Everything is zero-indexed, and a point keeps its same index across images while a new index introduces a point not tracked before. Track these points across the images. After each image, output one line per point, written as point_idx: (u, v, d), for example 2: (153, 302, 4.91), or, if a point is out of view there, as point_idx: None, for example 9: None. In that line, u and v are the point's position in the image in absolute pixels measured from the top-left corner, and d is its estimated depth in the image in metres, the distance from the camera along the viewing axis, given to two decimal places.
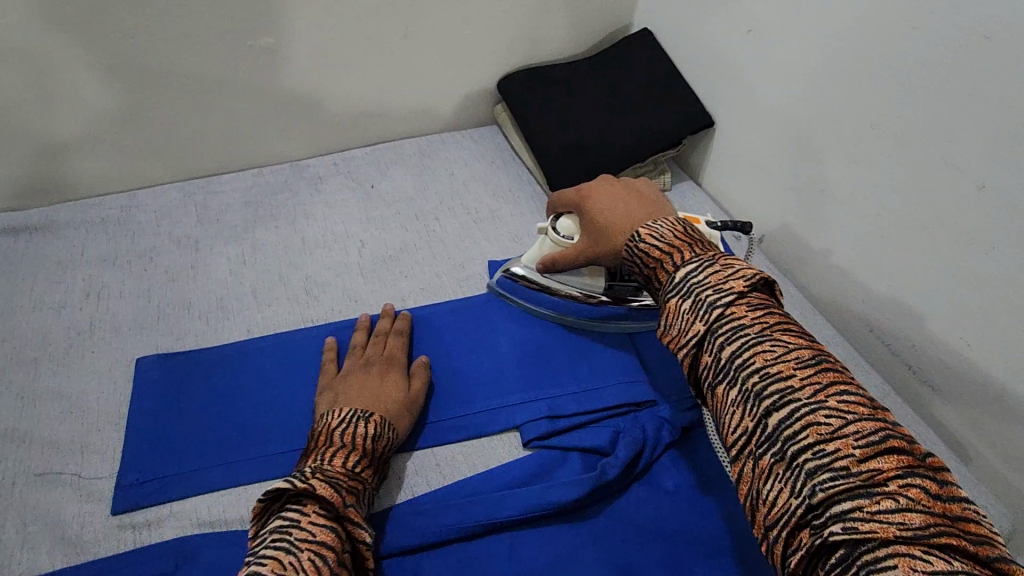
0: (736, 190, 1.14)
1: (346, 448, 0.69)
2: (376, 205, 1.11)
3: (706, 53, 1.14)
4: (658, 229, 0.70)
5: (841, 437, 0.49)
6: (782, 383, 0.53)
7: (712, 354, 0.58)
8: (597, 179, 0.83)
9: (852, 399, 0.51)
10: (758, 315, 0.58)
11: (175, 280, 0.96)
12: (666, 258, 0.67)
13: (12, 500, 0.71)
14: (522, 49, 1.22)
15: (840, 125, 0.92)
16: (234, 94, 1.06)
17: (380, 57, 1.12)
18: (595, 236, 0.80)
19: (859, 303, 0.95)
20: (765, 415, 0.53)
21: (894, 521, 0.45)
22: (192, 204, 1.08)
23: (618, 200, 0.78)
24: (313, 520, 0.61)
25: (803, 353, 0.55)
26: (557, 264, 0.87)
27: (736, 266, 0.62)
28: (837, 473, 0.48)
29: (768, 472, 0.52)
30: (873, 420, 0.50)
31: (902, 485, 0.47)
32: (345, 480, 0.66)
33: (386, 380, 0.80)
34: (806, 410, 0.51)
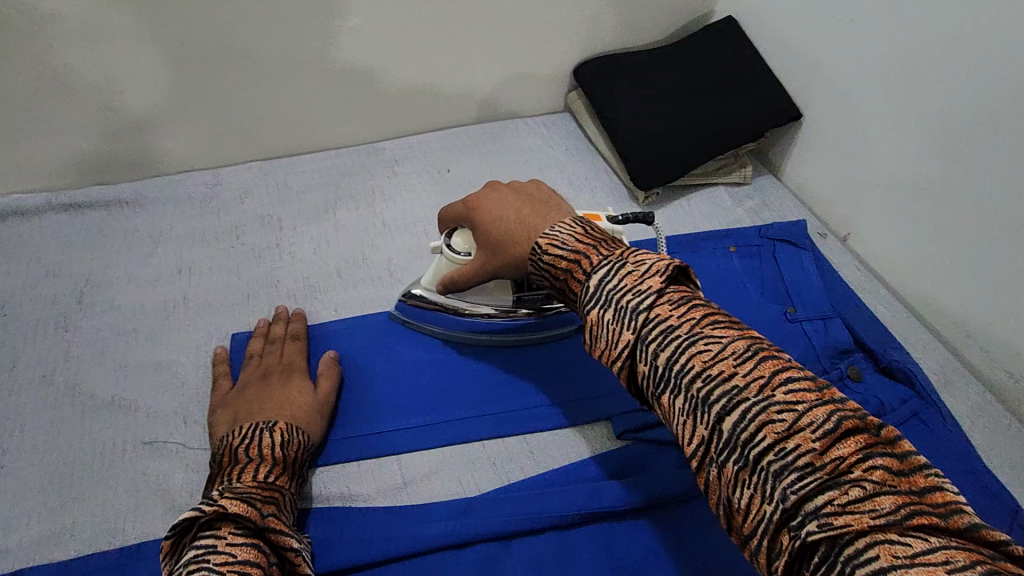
0: (822, 185, 1.11)
1: (255, 462, 0.67)
2: (451, 189, 1.11)
3: (793, 43, 1.11)
4: (558, 236, 0.63)
5: (798, 431, 0.43)
6: (724, 385, 0.47)
7: (648, 362, 0.52)
8: (483, 186, 0.77)
9: (799, 386, 0.45)
10: (684, 312, 0.52)
11: (260, 257, 0.97)
12: (575, 267, 0.60)
13: (122, 466, 0.73)
14: (601, 35, 1.20)
15: (942, 121, 0.88)
16: (316, 73, 1.07)
17: (462, 40, 1.11)
18: (492, 250, 0.73)
19: (955, 305, 0.91)
20: (717, 420, 0.47)
21: (865, 508, 0.40)
22: (274, 184, 1.09)
23: (510, 207, 0.72)
24: (229, 541, 0.57)
25: (738, 346, 0.48)
26: (460, 281, 0.79)
27: (648, 259, 0.56)
28: (804, 472, 0.42)
29: (733, 480, 0.46)
30: (824, 404, 0.44)
31: (865, 469, 0.41)
32: (260, 492, 0.63)
33: (289, 385, 0.77)
34: (756, 410, 0.45)
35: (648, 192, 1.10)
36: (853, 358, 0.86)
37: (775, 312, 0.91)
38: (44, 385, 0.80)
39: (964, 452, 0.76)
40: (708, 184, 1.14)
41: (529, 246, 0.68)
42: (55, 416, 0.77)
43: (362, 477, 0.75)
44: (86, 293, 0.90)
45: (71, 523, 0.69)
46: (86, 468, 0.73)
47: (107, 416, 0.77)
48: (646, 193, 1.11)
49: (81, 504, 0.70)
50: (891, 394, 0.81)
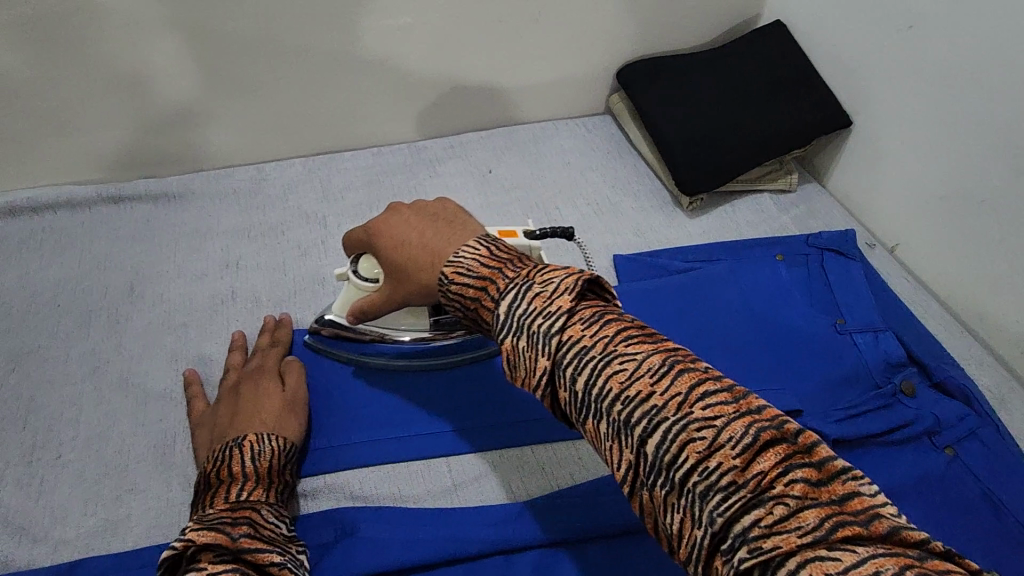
0: (870, 194, 1.09)
1: (228, 482, 0.64)
2: (493, 190, 1.11)
3: (844, 49, 1.09)
4: (462, 262, 0.56)
5: (719, 449, 0.40)
6: (643, 408, 0.43)
7: (562, 386, 0.47)
8: (386, 208, 0.70)
9: (716, 400, 0.42)
10: (595, 329, 0.47)
11: (306, 254, 0.98)
12: (482, 296, 0.54)
13: (175, 459, 0.74)
14: (645, 37, 1.19)
15: (1008, 132, 0.85)
16: (362, 70, 1.07)
17: (508, 40, 1.11)
18: (395, 279, 0.67)
19: (1011, 320, 0.89)
20: (639, 445, 0.43)
21: (789, 526, 0.37)
22: (317, 180, 1.09)
23: (411, 230, 0.65)
24: (208, 571, 0.53)
25: (653, 361, 0.44)
26: (368, 309, 0.73)
27: (556, 277, 0.50)
28: (728, 492, 0.39)
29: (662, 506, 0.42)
30: (742, 417, 0.41)
31: (786, 483, 0.38)
32: (231, 514, 0.60)
33: (257, 390, 0.75)
34: (677, 430, 0.42)
35: (693, 197, 1.08)
36: (906, 372, 0.85)
37: (824, 323, 0.90)
38: (99, 375, 0.81)
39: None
40: (752, 190, 1.13)
41: (432, 270, 0.61)
42: (109, 407, 0.78)
43: (413, 478, 0.75)
44: (135, 286, 0.91)
45: (126, 515, 0.69)
46: (139, 460, 0.73)
47: (159, 409, 0.78)
48: (691, 198, 1.08)
49: (135, 496, 0.71)
50: (946, 411, 0.79)
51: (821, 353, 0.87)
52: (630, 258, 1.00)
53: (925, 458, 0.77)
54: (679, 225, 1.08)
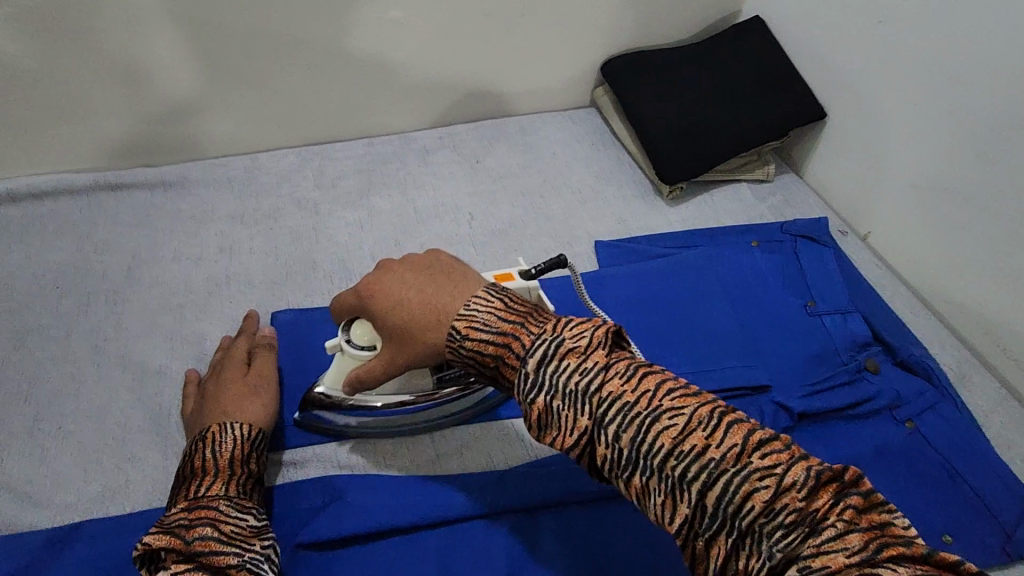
0: (844, 183, 1.13)
1: (193, 477, 0.67)
2: (481, 179, 1.14)
3: (820, 43, 1.12)
4: (476, 316, 0.58)
5: (784, 493, 0.45)
6: (700, 461, 0.47)
7: (613, 444, 0.50)
8: (374, 269, 0.68)
9: (770, 448, 0.46)
10: (637, 384, 0.51)
11: (298, 239, 1.01)
12: (506, 352, 0.56)
13: (172, 431, 0.77)
14: (630, 33, 1.23)
15: (972, 123, 0.90)
16: (355, 63, 1.10)
17: (496, 34, 1.14)
18: (397, 343, 0.64)
19: (974, 303, 0.93)
20: (699, 496, 0.47)
21: (839, 549, 0.42)
22: (310, 169, 1.13)
23: (407, 288, 0.63)
24: (171, 572, 0.58)
25: (702, 414, 0.49)
26: (367, 378, 0.70)
27: (585, 331, 0.54)
28: (788, 529, 0.44)
29: (726, 549, 0.46)
30: (796, 460, 0.46)
31: (837, 512, 0.44)
32: (190, 512, 0.63)
33: (221, 383, 0.76)
34: (737, 480, 0.46)
35: (673, 186, 1.12)
36: (871, 351, 0.89)
37: (795, 305, 0.94)
38: (99, 353, 0.84)
39: (981, 446, 0.79)
40: (731, 180, 1.16)
41: (438, 332, 0.60)
42: (108, 382, 0.82)
43: (398, 449, 0.79)
44: (133, 269, 0.95)
45: (126, 482, 0.73)
46: (137, 432, 0.77)
47: (156, 384, 0.82)
48: (671, 187, 1.12)
49: (134, 465, 0.74)
50: (906, 386, 0.84)
51: (792, 334, 0.90)
52: (611, 244, 1.04)
53: (888, 430, 0.81)
54: (659, 213, 1.11)
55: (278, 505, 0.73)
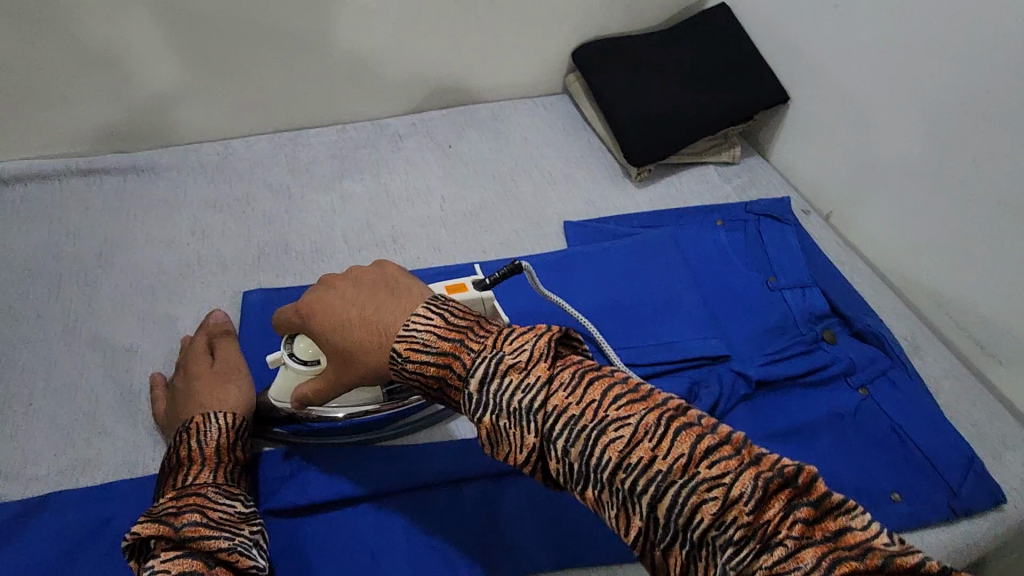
0: (807, 164, 1.16)
1: (179, 467, 0.68)
2: (453, 163, 1.16)
3: (783, 28, 1.15)
4: (417, 338, 0.59)
5: (732, 505, 0.46)
6: (647, 473, 0.49)
7: (563, 458, 0.52)
8: (315, 286, 0.68)
9: (718, 456, 0.48)
10: (583, 397, 0.53)
11: (271, 223, 1.02)
12: (449, 372, 0.57)
13: (142, 406, 0.79)
14: (600, 20, 1.25)
15: (923, 103, 0.93)
16: (327, 50, 1.11)
17: (467, 21, 1.16)
18: (341, 362, 0.65)
19: (928, 277, 0.97)
20: (649, 509, 0.48)
21: (791, 567, 0.43)
22: (284, 155, 1.14)
23: (351, 308, 0.64)
24: (160, 558, 0.57)
25: (649, 424, 0.50)
26: (314, 396, 0.70)
27: (527, 343, 0.56)
28: (736, 544, 0.45)
29: (682, 560, 0.48)
30: (746, 470, 0.47)
31: (787, 525, 0.44)
32: (179, 500, 0.63)
33: (192, 379, 0.77)
34: (684, 493, 0.47)
35: (641, 168, 1.14)
36: (827, 322, 0.93)
37: (757, 280, 0.97)
38: (71, 333, 0.85)
39: (928, 410, 0.82)
40: (698, 163, 1.19)
41: (382, 351, 0.62)
42: (79, 361, 0.83)
43: None
44: (105, 252, 0.96)
45: (96, 455, 0.74)
46: (107, 408, 0.78)
47: (127, 362, 0.83)
48: (639, 169, 1.15)
49: (104, 439, 0.76)
50: (860, 354, 0.87)
51: (752, 308, 0.93)
52: (579, 224, 1.06)
53: (843, 396, 0.84)
54: (628, 195, 1.14)
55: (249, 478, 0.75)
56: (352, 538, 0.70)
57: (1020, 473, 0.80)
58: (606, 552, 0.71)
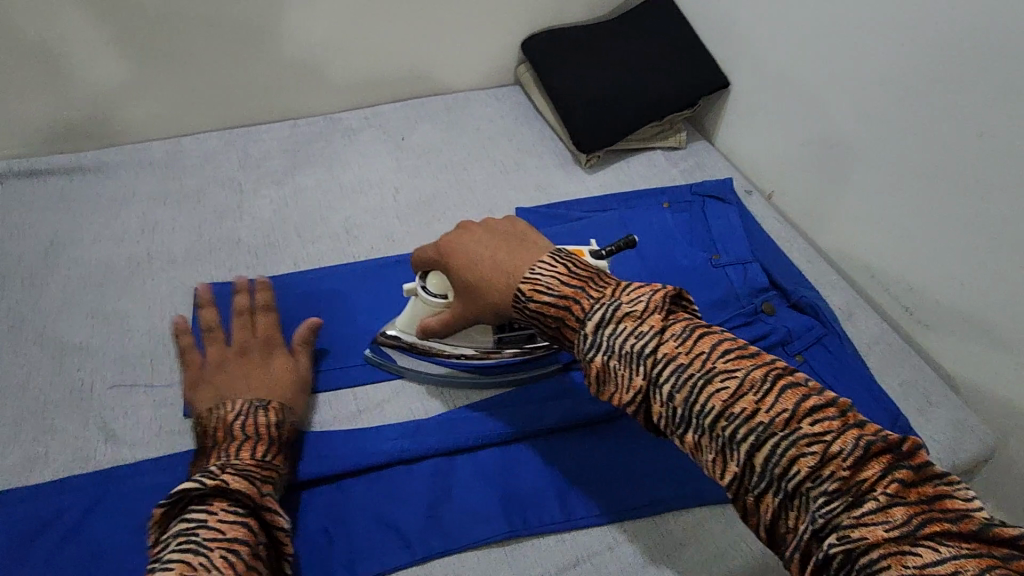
0: (748, 147, 1.20)
1: (250, 440, 0.72)
2: (405, 154, 1.17)
3: (721, 15, 1.19)
4: (541, 281, 0.67)
5: (829, 460, 0.51)
6: (749, 423, 0.54)
7: (668, 402, 0.59)
8: (455, 228, 0.77)
9: (820, 416, 0.53)
10: (693, 349, 0.59)
11: (223, 217, 1.02)
12: (567, 314, 0.65)
13: (91, 402, 0.78)
14: (546, 11, 1.28)
15: (846, 83, 0.98)
16: (275, 44, 1.12)
17: (414, 14, 1.18)
18: (467, 297, 0.73)
19: (859, 250, 1.01)
20: (749, 455, 0.54)
21: (880, 521, 0.48)
22: (235, 151, 1.14)
23: (483, 251, 0.72)
24: (226, 516, 0.62)
25: (756, 377, 0.56)
26: (440, 328, 0.78)
27: (643, 297, 0.63)
28: (830, 494, 0.50)
29: (776, 506, 0.53)
30: (847, 430, 0.52)
31: (882, 485, 0.49)
32: (259, 470, 0.68)
33: (269, 365, 0.80)
34: (785, 444, 0.53)
35: (589, 154, 1.17)
36: (767, 295, 0.96)
37: (701, 258, 1.00)
38: (16, 332, 0.84)
39: (858, 373, 0.87)
40: (645, 148, 1.23)
41: (508, 292, 0.69)
42: (25, 360, 0.82)
43: (320, 408, 0.82)
44: (50, 251, 0.94)
45: (45, 452, 0.74)
46: (56, 406, 0.78)
47: (75, 359, 0.82)
48: (588, 155, 1.18)
49: (53, 437, 0.75)
50: (797, 323, 0.92)
51: (697, 284, 0.97)
52: (530, 210, 1.08)
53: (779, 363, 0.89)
54: (577, 181, 1.17)
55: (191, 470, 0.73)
56: (305, 523, 0.71)
57: (942, 427, 0.85)
58: (556, 519, 0.72)
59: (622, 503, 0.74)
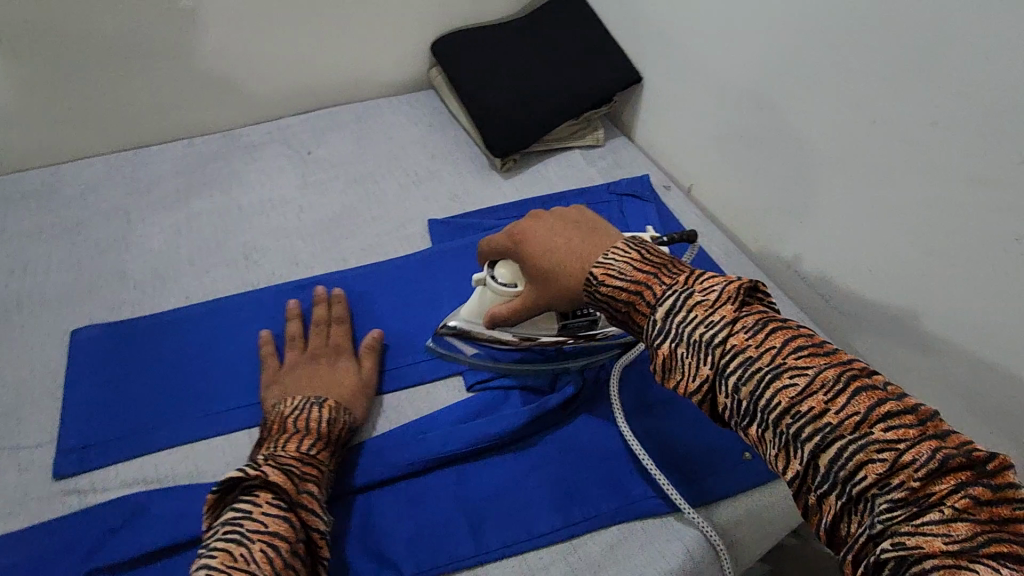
0: (665, 141, 1.18)
1: (300, 434, 0.71)
2: (311, 169, 1.11)
3: (628, 8, 1.17)
4: (614, 265, 0.63)
5: (901, 469, 0.44)
6: (815, 423, 0.47)
7: (732, 394, 0.52)
8: (526, 218, 0.75)
9: (898, 421, 0.45)
10: (763, 341, 0.52)
11: (106, 251, 0.94)
12: (637, 298, 0.60)
13: None
14: (451, 11, 1.22)
15: (748, 74, 0.96)
16: (154, 59, 1.04)
17: (305, 21, 1.11)
18: (539, 283, 0.71)
19: (775, 240, 1.01)
20: (812, 456, 0.47)
21: (940, 533, 0.42)
22: (121, 176, 1.05)
23: (556, 236, 0.70)
24: (267, 510, 0.61)
25: (828, 377, 0.48)
26: (509, 317, 0.76)
27: (716, 285, 0.56)
28: (896, 504, 0.44)
29: (836, 511, 0.47)
30: (926, 439, 0.44)
31: (956, 501, 0.42)
32: (300, 465, 0.67)
33: (336, 368, 0.80)
34: (854, 448, 0.46)
35: (505, 158, 1.13)
36: None
37: None
38: None
39: None
40: (563, 149, 1.20)
41: (581, 275, 0.66)
42: None
43: (211, 453, 0.75)
44: None
45: None
46: None
47: None
48: (503, 159, 1.14)
49: None
50: None
51: None
52: (443, 221, 1.04)
53: None
54: (494, 187, 1.13)
55: (54, 541, 0.66)
56: None
57: None
58: (468, 552, 0.68)
59: (535, 527, 0.70)
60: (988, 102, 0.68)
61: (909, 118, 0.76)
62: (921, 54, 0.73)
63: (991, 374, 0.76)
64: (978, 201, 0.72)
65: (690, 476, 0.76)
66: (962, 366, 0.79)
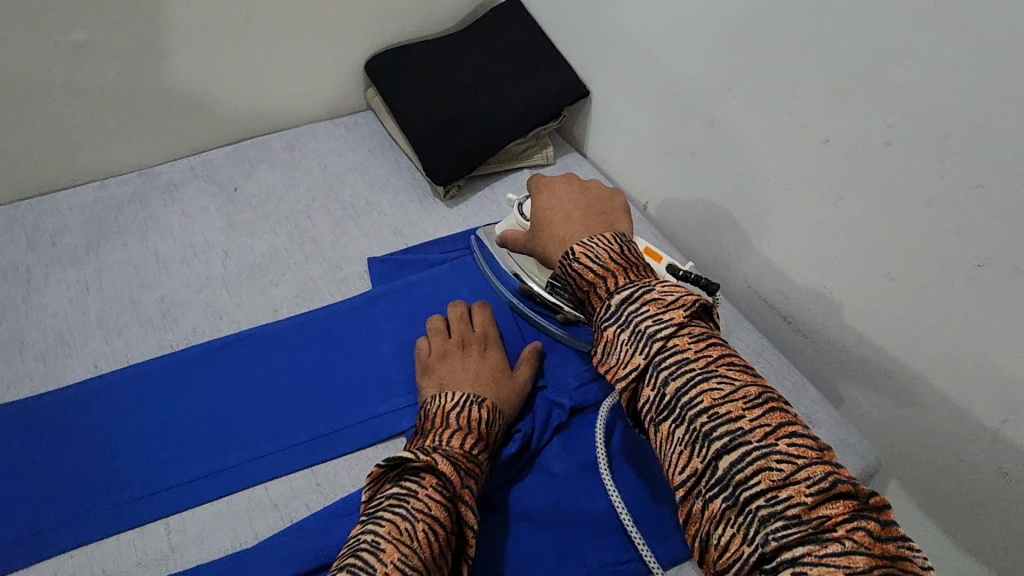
0: (617, 158, 1.12)
1: (462, 430, 0.67)
2: (236, 208, 1.02)
3: (572, 19, 1.10)
4: (594, 248, 0.63)
5: (793, 484, 0.45)
6: (729, 424, 0.49)
7: (659, 387, 0.53)
8: (563, 175, 0.79)
9: (800, 441, 0.47)
10: (701, 347, 0.54)
11: (3, 318, 0.85)
12: (600, 283, 0.61)
13: None
14: (384, 28, 1.14)
15: (697, 88, 0.91)
16: (51, 98, 0.94)
17: (222, 47, 1.01)
18: (534, 233, 0.77)
19: (734, 262, 0.95)
20: (716, 456, 0.48)
21: (841, 564, 0.41)
22: (21, 229, 0.95)
23: (568, 205, 0.74)
24: (431, 492, 0.58)
25: (750, 391, 0.50)
26: (510, 246, 0.84)
27: (676, 291, 0.58)
28: (789, 521, 0.44)
29: (718, 516, 0.48)
30: (822, 462, 0.46)
31: (847, 527, 0.43)
32: (464, 462, 0.64)
33: (494, 370, 0.77)
34: (757, 454, 0.47)
35: (447, 186, 1.06)
36: None
37: None
38: None
39: None
40: (510, 170, 1.13)
41: (558, 245, 0.71)
42: None
43: (121, 551, 0.67)
44: None
45: None
46: None
47: None
48: (446, 187, 1.06)
49: None
50: None
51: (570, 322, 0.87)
52: (383, 259, 0.96)
53: None
54: (437, 216, 1.05)
55: None
56: None
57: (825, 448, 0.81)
58: None
59: None
60: (938, 123, 0.64)
61: (863, 135, 0.72)
62: (869, 69, 0.69)
63: (955, 405, 0.72)
64: (934, 225, 0.68)
65: (650, 536, 0.70)
66: (927, 395, 0.75)
